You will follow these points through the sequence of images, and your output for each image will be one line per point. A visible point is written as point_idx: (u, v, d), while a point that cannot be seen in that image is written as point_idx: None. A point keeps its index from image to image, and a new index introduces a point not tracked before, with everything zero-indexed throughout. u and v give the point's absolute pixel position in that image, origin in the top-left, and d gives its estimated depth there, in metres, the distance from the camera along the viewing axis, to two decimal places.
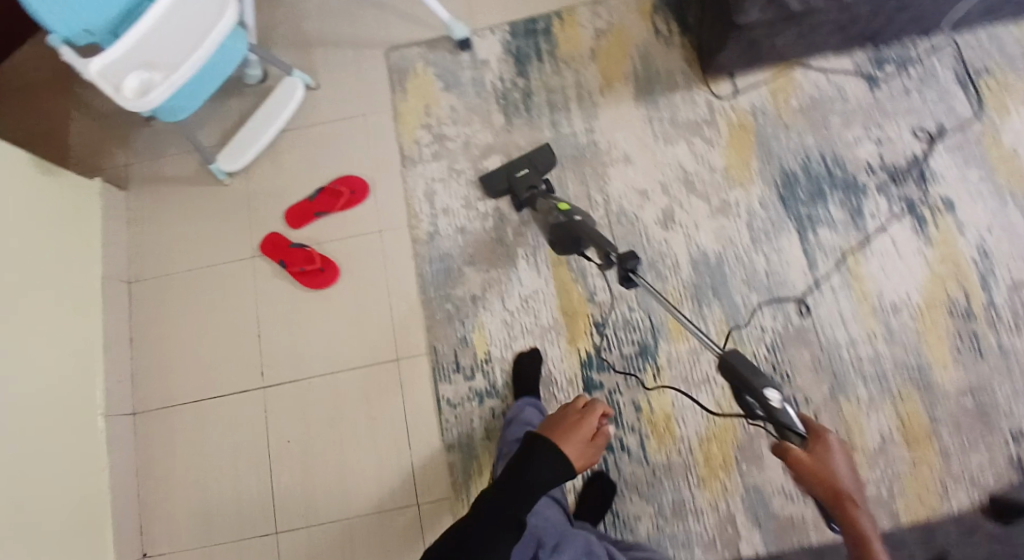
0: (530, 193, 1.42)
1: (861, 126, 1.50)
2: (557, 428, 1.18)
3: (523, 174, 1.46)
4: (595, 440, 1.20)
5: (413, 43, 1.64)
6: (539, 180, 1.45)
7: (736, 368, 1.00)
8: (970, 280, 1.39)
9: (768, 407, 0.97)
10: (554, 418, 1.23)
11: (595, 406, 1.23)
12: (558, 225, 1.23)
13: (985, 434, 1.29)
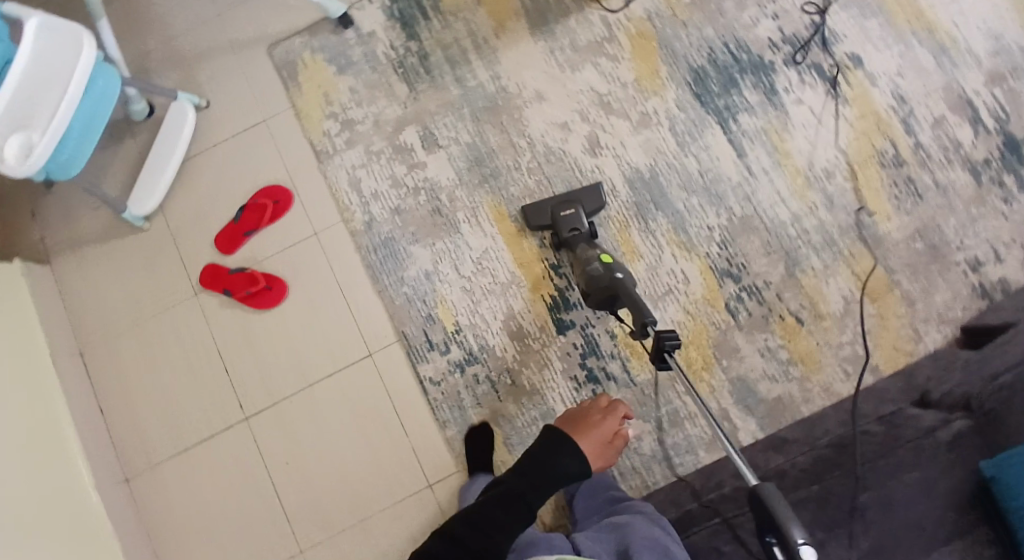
0: (573, 234, 1.34)
1: (755, 5, 1.51)
2: (578, 424, 1.20)
3: (569, 215, 1.37)
4: (616, 441, 1.20)
5: (294, 33, 1.56)
6: (584, 222, 1.36)
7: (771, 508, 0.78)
8: (892, 128, 1.42)
9: (794, 556, 0.74)
10: (576, 412, 1.24)
11: (618, 408, 1.23)
12: (597, 277, 1.18)
13: (943, 271, 1.36)
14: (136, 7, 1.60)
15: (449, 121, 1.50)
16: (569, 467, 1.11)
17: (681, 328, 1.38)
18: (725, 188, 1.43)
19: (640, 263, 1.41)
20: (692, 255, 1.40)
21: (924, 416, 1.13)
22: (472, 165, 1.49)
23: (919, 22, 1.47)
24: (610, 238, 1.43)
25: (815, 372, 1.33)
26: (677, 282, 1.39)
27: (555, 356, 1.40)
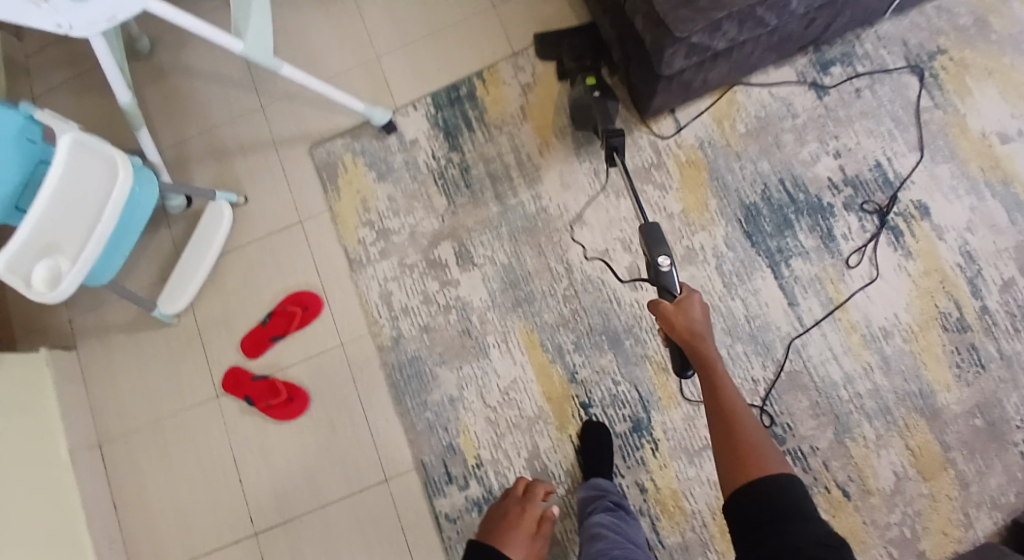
0: (577, 65, 1.41)
1: (816, 140, 1.40)
2: (499, 528, 1.20)
3: (576, 46, 1.43)
4: (541, 528, 1.22)
5: (335, 135, 1.53)
6: (588, 53, 1.42)
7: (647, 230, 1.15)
8: (959, 287, 1.32)
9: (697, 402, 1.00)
10: (496, 511, 1.25)
11: (536, 491, 1.26)
12: (578, 97, 1.36)
13: (1001, 452, 1.26)
14: (179, 95, 1.58)
15: (487, 238, 1.44)
16: None
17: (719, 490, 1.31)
18: (772, 338, 1.35)
19: (676, 412, 1.34)
20: None
21: None
22: (507, 287, 1.42)
23: (995, 171, 1.34)
24: (647, 379, 1.37)
25: (859, 553, 1.26)
26: None
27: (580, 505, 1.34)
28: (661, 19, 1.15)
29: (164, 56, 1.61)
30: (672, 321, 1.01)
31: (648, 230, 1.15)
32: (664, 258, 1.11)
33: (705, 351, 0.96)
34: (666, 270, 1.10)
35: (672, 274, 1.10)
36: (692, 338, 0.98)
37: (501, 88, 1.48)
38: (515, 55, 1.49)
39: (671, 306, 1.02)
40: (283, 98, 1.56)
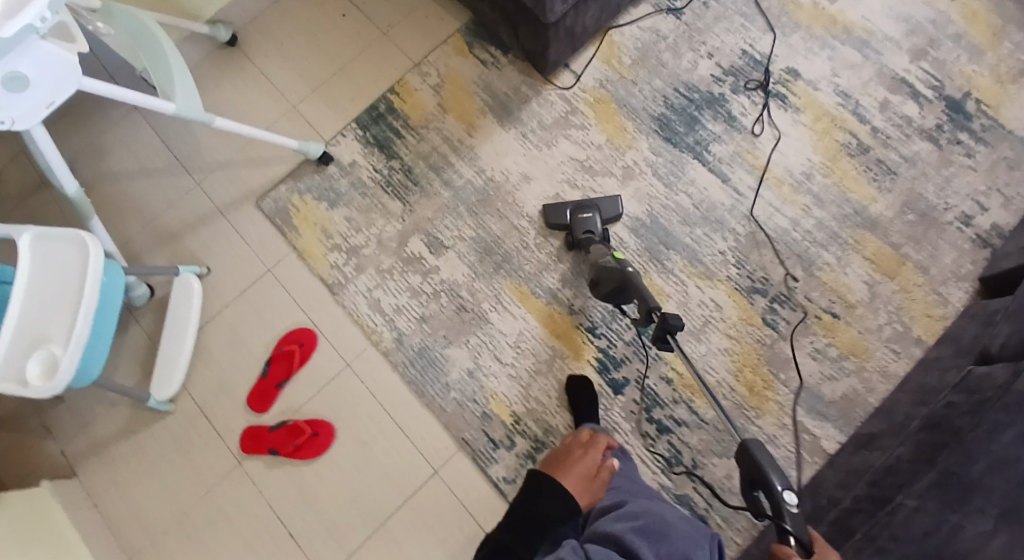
0: (585, 239, 1.42)
1: (690, 49, 1.62)
2: (558, 467, 1.20)
3: (586, 216, 1.45)
4: (600, 474, 1.19)
5: (277, 183, 1.60)
6: (597, 226, 1.44)
7: (759, 462, 1.04)
8: (848, 120, 1.55)
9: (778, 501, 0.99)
10: (558, 453, 1.26)
11: (599, 440, 1.25)
12: (609, 269, 1.28)
13: (938, 233, 1.46)
14: (114, 200, 1.62)
15: (449, 221, 1.55)
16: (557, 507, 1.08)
17: (731, 354, 1.42)
18: (721, 212, 1.51)
19: (669, 303, 1.46)
20: (714, 281, 1.47)
21: (996, 370, 1.10)
22: (483, 256, 1.52)
23: (836, 26, 1.61)
24: None
25: (868, 360, 1.40)
26: (710, 312, 1.45)
27: (622, 415, 1.40)
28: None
29: (86, 168, 1.64)
30: None
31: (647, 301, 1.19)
32: (791, 496, 0.99)
33: None
34: (790, 506, 0.98)
35: (794, 510, 0.98)
36: None
37: (415, 95, 1.63)
38: (418, 64, 1.65)
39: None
40: (216, 168, 1.62)
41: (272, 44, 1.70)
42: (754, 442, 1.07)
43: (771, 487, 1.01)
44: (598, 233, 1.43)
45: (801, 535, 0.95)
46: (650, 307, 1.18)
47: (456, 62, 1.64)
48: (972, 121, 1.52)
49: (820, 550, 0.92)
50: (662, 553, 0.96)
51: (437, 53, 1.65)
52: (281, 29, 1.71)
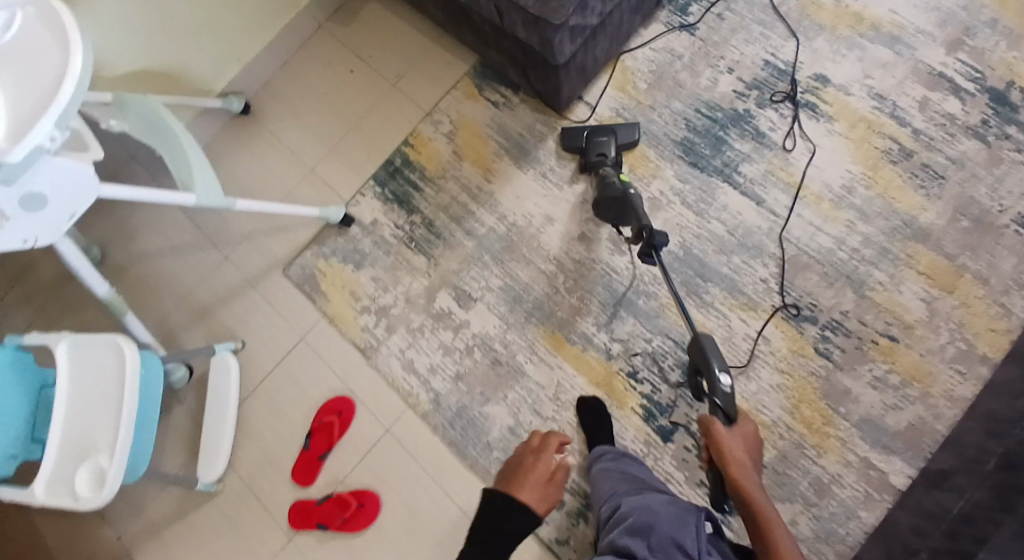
0: (597, 160, 1.42)
1: (708, 65, 1.54)
2: (514, 478, 1.25)
3: (603, 139, 1.44)
4: (555, 477, 1.25)
5: (302, 249, 1.59)
6: (613, 148, 1.43)
7: (703, 345, 1.18)
8: (885, 124, 1.45)
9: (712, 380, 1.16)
10: (514, 461, 1.30)
11: (551, 441, 1.30)
12: (611, 187, 1.30)
13: (997, 238, 1.36)
14: (145, 281, 1.63)
15: (476, 271, 1.51)
16: (516, 521, 1.15)
17: (784, 390, 1.36)
18: (759, 238, 1.44)
19: (713, 340, 1.40)
20: (759, 312, 1.40)
21: None
22: (513, 305, 1.48)
23: (862, 24, 1.52)
24: (674, 324, 1.42)
25: (933, 385, 1.32)
26: (758, 346, 1.39)
27: (673, 464, 1.35)
28: (537, 17, 1.27)
29: (116, 252, 1.66)
30: (717, 449, 1.08)
31: (630, 203, 1.27)
32: (725, 377, 1.16)
33: (758, 506, 1.01)
34: (727, 389, 1.15)
35: (726, 390, 1.15)
36: (747, 494, 1.03)
37: (430, 145, 1.60)
38: (429, 113, 1.62)
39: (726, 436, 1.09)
40: (241, 240, 1.63)
41: (285, 109, 1.69)
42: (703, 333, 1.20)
43: (710, 370, 1.16)
44: (612, 155, 1.43)
45: (726, 408, 1.14)
46: (639, 220, 1.22)
47: (468, 107, 1.60)
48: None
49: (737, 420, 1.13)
50: (653, 546, 0.92)
51: (448, 99, 1.62)
52: (292, 92, 1.70)
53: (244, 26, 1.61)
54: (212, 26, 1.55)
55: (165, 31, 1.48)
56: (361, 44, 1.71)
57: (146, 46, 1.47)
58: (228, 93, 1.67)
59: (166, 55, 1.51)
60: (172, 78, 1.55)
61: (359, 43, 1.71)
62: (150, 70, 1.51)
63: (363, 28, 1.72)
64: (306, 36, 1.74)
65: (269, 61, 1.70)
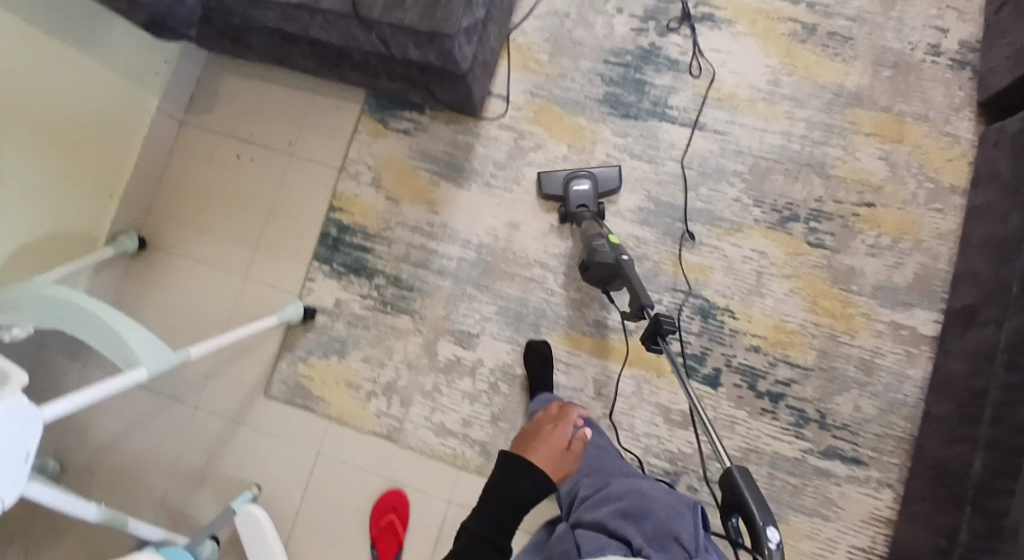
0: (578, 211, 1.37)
1: (597, 14, 1.50)
2: (525, 440, 1.12)
3: (580, 188, 1.38)
4: (573, 447, 1.11)
5: (275, 362, 1.45)
6: (596, 202, 1.38)
7: (742, 490, 0.83)
8: (781, 9, 1.47)
9: (756, 534, 0.80)
10: (528, 430, 1.17)
11: (569, 412, 1.19)
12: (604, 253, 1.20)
13: (918, 77, 1.42)
14: (120, 467, 1.44)
15: (464, 307, 1.43)
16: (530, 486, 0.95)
17: (799, 292, 1.36)
18: (715, 161, 1.42)
19: (716, 275, 1.38)
20: (746, 231, 1.39)
21: None
22: (517, 325, 1.41)
23: None
24: (674, 275, 1.39)
25: (922, 231, 1.37)
26: (759, 262, 1.38)
27: (733, 405, 1.34)
28: (430, 33, 1.09)
29: (72, 451, 1.46)
30: None
31: (624, 266, 1.17)
32: (774, 530, 0.80)
33: None
34: (774, 550, 0.78)
35: (778, 555, 0.78)
36: None
37: (358, 202, 1.48)
38: (343, 169, 1.50)
39: None
40: (204, 380, 1.46)
41: (184, 225, 1.52)
42: (742, 470, 0.85)
43: (750, 519, 0.81)
44: (592, 206, 1.37)
45: None
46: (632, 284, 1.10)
47: (379, 148, 1.49)
48: None
49: None
50: (649, 530, 0.88)
51: (355, 146, 1.50)
52: (185, 207, 1.53)
53: (103, 158, 1.41)
54: (70, 176, 1.35)
55: (17, 211, 1.25)
56: (236, 126, 1.54)
57: (17, 234, 1.27)
58: (115, 236, 1.49)
59: (40, 229, 1.31)
60: (55, 246, 1.36)
61: (233, 125, 1.54)
62: (31, 251, 1.31)
63: (229, 108, 1.55)
64: (172, 141, 1.55)
65: (144, 181, 1.52)
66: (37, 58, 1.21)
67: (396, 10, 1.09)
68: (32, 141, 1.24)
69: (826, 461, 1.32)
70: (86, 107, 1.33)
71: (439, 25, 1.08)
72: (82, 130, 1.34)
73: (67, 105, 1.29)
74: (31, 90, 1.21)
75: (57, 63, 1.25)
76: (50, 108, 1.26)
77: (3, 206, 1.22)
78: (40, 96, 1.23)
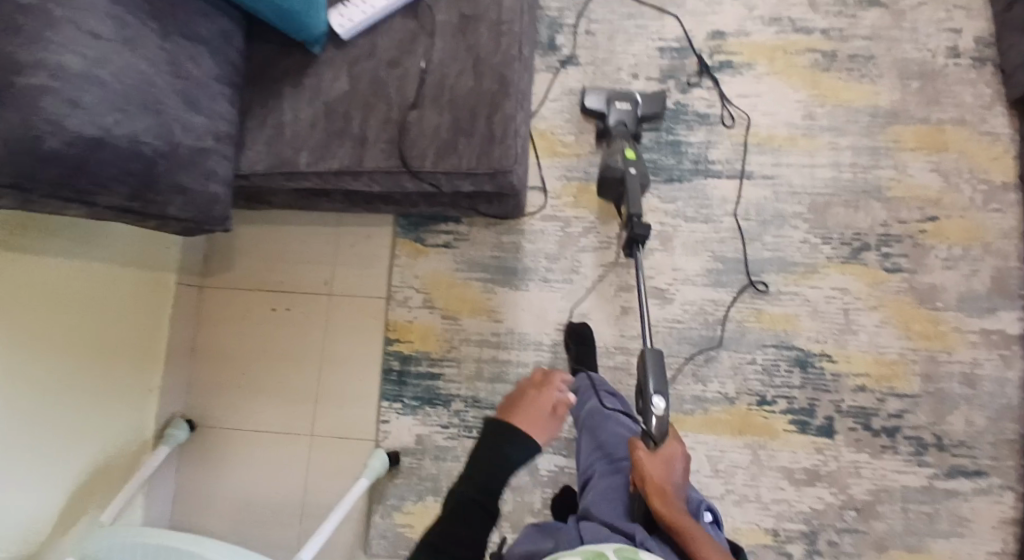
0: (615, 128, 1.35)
1: (614, 81, 1.45)
2: (511, 405, 1.05)
3: (622, 107, 1.36)
4: (559, 411, 1.05)
5: (369, 516, 1.36)
6: (634, 122, 1.36)
7: (645, 365, 1.11)
8: (797, 42, 1.45)
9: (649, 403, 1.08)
10: (510, 398, 1.11)
11: (553, 377, 1.13)
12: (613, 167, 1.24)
13: (944, 81, 1.42)
14: None
15: None
16: (515, 450, 0.94)
17: (889, 322, 1.34)
18: (771, 207, 1.39)
19: (802, 321, 1.35)
20: (822, 270, 1.36)
21: None
22: None
23: None
24: (762, 330, 1.35)
25: (988, 233, 1.36)
26: (842, 300, 1.35)
27: (854, 450, 1.30)
28: (492, 171, 1.10)
29: None
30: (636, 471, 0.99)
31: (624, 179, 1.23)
32: (659, 400, 1.08)
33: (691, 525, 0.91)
34: (659, 412, 1.07)
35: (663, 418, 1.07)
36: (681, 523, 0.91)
37: (415, 327, 1.43)
38: (391, 296, 1.45)
39: (648, 456, 1.00)
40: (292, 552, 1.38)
41: (236, 395, 1.46)
42: (653, 350, 1.12)
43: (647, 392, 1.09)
44: (631, 125, 1.36)
45: (654, 430, 1.06)
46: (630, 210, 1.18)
47: (423, 266, 1.44)
48: None
49: (666, 440, 1.05)
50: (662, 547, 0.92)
51: (397, 273, 1.45)
52: (229, 374, 1.47)
53: (134, 358, 1.34)
54: (112, 390, 1.29)
55: (62, 444, 1.17)
56: (262, 276, 1.49)
57: (73, 471, 1.20)
58: (163, 428, 1.42)
59: (91, 452, 1.25)
60: (108, 459, 1.29)
61: (257, 276, 1.49)
62: (91, 479, 1.25)
63: (248, 259, 1.50)
64: (199, 306, 1.50)
65: (181, 360, 1.45)
66: (55, 291, 1.13)
67: (451, 154, 1.10)
68: (65, 372, 1.16)
69: (952, 482, 1.28)
70: (106, 322, 1.27)
71: (496, 163, 1.09)
72: (110, 340, 1.27)
73: (92, 320, 1.22)
74: (55, 319, 1.13)
75: (70, 293, 1.18)
76: (73, 333, 1.18)
77: (47, 447, 1.13)
78: (65, 321, 1.16)
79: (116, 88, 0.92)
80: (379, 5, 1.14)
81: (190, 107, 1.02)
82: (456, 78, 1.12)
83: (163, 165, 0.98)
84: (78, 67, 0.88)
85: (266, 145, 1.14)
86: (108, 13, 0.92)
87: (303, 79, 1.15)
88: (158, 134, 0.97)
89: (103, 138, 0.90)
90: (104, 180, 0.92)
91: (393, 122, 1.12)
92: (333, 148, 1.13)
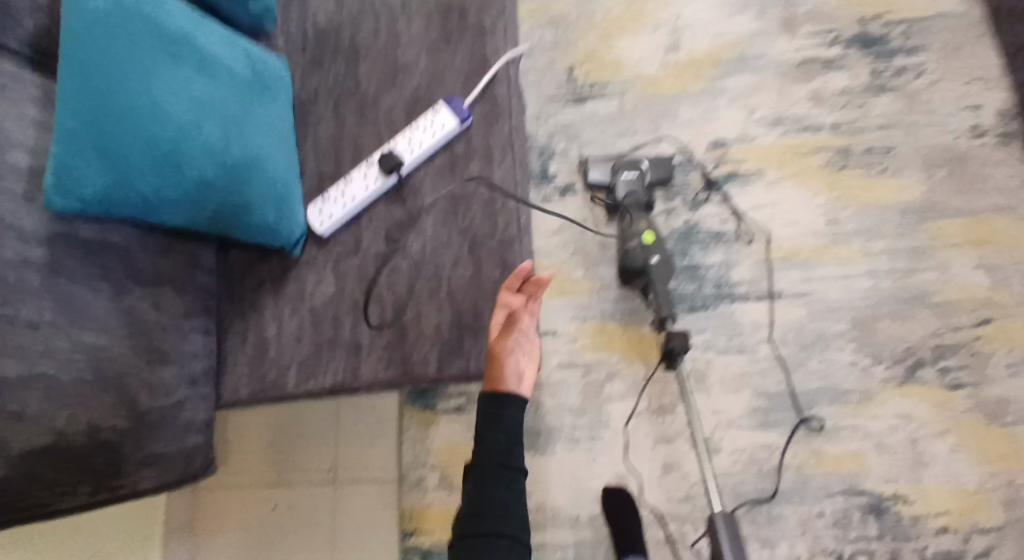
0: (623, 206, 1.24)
1: None
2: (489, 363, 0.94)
3: (627, 176, 1.25)
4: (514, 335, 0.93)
5: None
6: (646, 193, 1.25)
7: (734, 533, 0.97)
8: (807, 141, 1.32)
9: None
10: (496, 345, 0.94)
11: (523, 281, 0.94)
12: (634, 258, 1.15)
13: (977, 165, 1.28)
14: None
15: None
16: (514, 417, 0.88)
17: (962, 447, 1.20)
18: (812, 329, 1.25)
19: (869, 460, 1.21)
20: (879, 397, 1.22)
21: None
22: None
23: (704, 68, 1.36)
24: (827, 475, 1.21)
25: None
26: (908, 429, 1.21)
27: None
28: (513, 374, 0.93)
29: None
30: None
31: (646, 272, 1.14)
32: None
33: None
34: None
35: None
36: None
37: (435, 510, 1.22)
38: (402, 479, 1.24)
39: None
40: None
41: None
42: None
43: None
44: (642, 195, 1.24)
45: None
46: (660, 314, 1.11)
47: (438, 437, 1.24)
48: (894, 40, 1.34)
49: None
50: None
51: (408, 449, 1.25)
52: None
53: None
54: None
55: None
56: (260, 470, 1.31)
57: None
58: None
59: None
60: None
61: (254, 472, 1.31)
62: None
63: (246, 455, 1.32)
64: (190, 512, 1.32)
65: None
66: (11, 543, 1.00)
67: (458, 357, 0.93)
68: None
69: None
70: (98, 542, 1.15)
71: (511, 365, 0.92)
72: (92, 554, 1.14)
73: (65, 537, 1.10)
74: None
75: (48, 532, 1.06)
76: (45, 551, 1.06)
77: None
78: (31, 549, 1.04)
79: (66, 379, 0.76)
80: (359, 197, 1.00)
81: (157, 363, 0.88)
82: (453, 266, 0.96)
83: (130, 440, 0.83)
84: (17, 373, 0.72)
85: (247, 367, 0.99)
86: (47, 293, 0.77)
87: (286, 286, 1.00)
88: (123, 413, 0.82)
89: (55, 443, 0.75)
90: (59, 490, 0.76)
91: (387, 325, 0.96)
92: (321, 363, 0.96)
